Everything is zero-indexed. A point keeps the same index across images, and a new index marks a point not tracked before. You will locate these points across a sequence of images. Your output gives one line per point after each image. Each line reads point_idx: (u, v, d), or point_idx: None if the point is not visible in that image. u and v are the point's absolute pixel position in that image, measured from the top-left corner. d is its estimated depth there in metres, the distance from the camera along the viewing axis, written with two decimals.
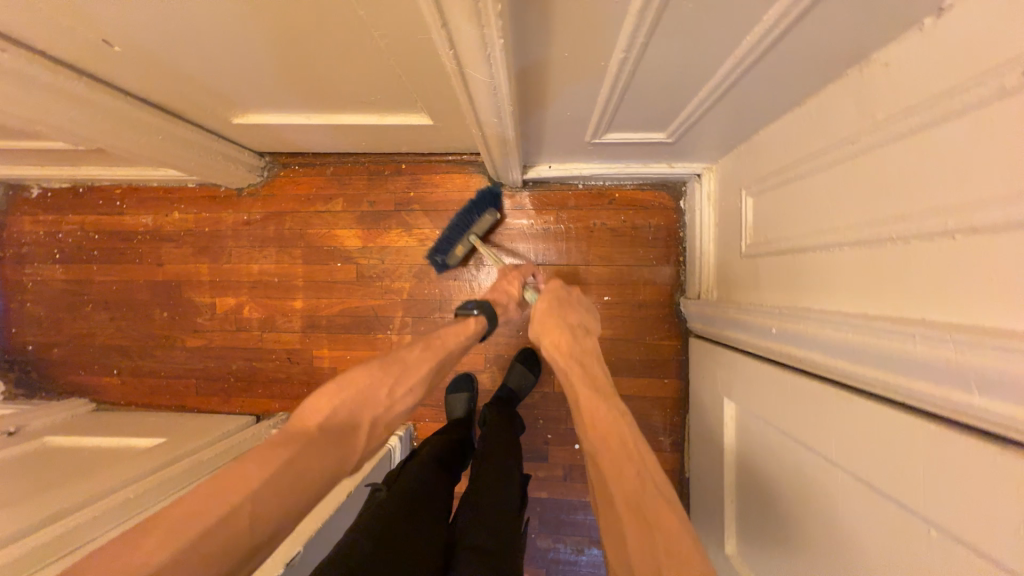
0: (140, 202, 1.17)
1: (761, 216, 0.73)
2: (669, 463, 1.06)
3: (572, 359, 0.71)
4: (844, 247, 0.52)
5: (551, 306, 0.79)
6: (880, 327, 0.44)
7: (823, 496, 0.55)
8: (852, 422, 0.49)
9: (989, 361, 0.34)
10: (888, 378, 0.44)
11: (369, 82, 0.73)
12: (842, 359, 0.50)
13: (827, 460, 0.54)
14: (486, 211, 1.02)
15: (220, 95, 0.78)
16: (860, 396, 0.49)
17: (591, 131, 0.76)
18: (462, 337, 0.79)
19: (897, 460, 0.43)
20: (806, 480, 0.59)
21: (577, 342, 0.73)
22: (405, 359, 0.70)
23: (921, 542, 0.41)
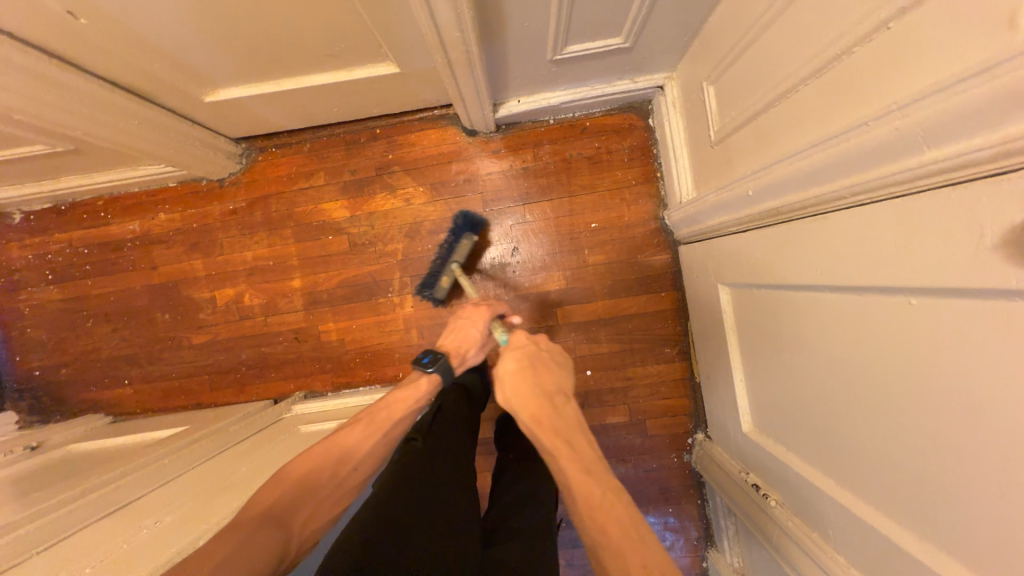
0: (125, 210, 1.18)
1: (723, 99, 0.76)
2: (679, 371, 1.10)
3: (556, 433, 0.63)
4: (800, 87, 0.55)
5: (525, 372, 0.69)
6: (839, 135, 0.47)
7: (821, 326, 0.58)
8: (831, 241, 0.53)
9: (930, 114, 0.37)
10: (856, 180, 0.47)
11: (329, 31, 0.75)
12: (814, 186, 0.53)
13: (814, 288, 0.58)
14: (463, 236, 1.00)
15: (186, 68, 0.79)
16: (834, 213, 0.52)
17: (551, 47, 0.79)
18: (408, 402, 0.79)
19: (874, 250, 0.47)
20: (803, 319, 0.62)
21: (557, 415, 0.65)
22: (345, 441, 0.70)
23: (907, 312, 0.44)
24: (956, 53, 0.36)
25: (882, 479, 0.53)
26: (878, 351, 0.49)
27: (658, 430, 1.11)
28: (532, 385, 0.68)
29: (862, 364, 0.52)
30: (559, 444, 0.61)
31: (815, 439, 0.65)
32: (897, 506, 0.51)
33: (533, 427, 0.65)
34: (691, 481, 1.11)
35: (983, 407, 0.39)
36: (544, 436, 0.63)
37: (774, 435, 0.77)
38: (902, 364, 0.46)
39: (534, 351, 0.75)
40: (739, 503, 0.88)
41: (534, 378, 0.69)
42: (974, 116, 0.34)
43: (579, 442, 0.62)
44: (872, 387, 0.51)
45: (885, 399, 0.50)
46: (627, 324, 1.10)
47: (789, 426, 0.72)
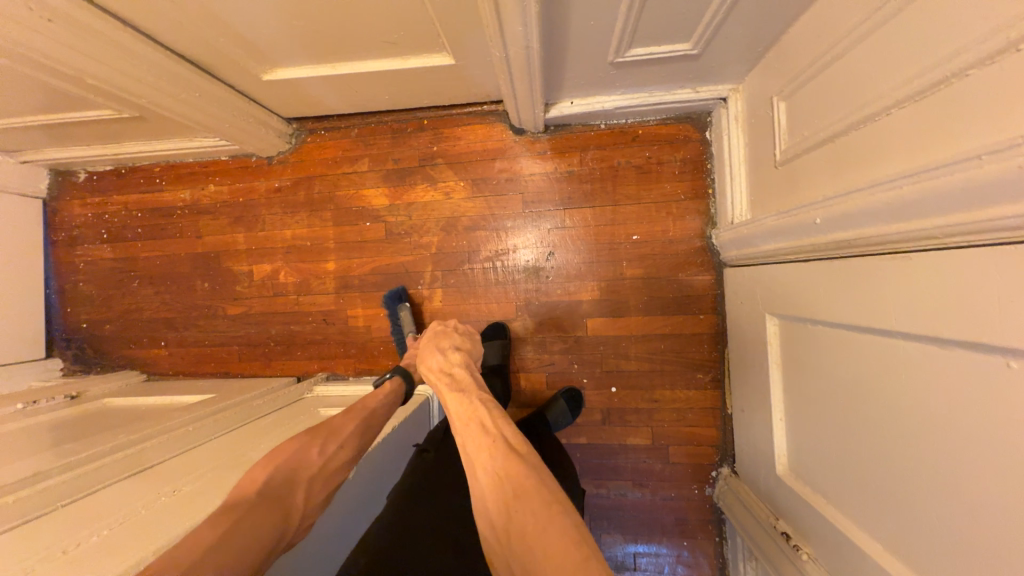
0: (178, 179, 1.23)
1: (795, 117, 0.71)
2: (709, 400, 1.04)
3: (439, 372, 0.75)
4: (892, 110, 0.50)
5: (428, 339, 0.86)
6: (942, 167, 0.42)
7: (879, 370, 0.54)
8: (914, 283, 0.47)
9: None
10: (958, 219, 0.42)
11: (391, 19, 0.75)
12: (900, 221, 0.48)
13: (886, 331, 0.52)
14: (398, 308, 1.10)
15: (249, 46, 0.81)
16: (923, 252, 0.47)
17: (614, 49, 0.75)
18: (378, 397, 0.79)
19: (970, 299, 0.41)
20: (858, 361, 0.58)
21: (441, 358, 0.78)
22: (330, 425, 0.68)
23: (1003, 376, 0.39)
24: None
25: (934, 553, 0.47)
26: (956, 413, 0.44)
27: (681, 458, 1.05)
28: (431, 345, 0.83)
29: (931, 424, 0.46)
30: (442, 378, 0.74)
31: (854, 491, 0.60)
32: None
33: (426, 374, 0.78)
34: (710, 516, 1.05)
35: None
36: (432, 376, 0.76)
37: (812, 483, 0.72)
38: (986, 433, 0.41)
39: (441, 329, 0.90)
40: (764, 549, 0.82)
41: (433, 339, 0.84)
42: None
43: (460, 373, 0.74)
44: (941, 452, 0.45)
45: (956, 467, 0.44)
46: (659, 344, 1.05)
47: (831, 474, 0.66)
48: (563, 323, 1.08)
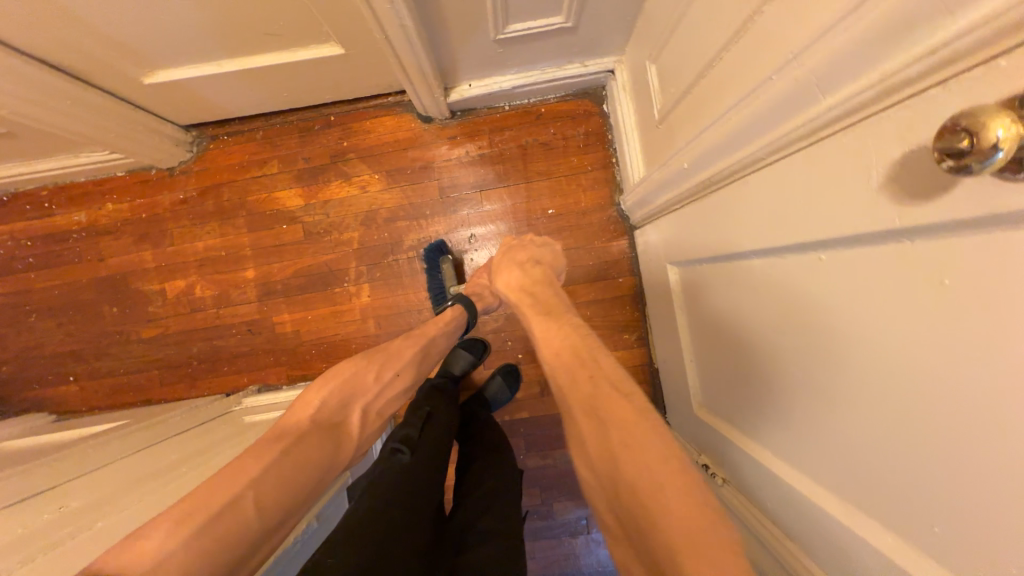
0: (71, 201, 1.15)
1: (664, 77, 0.77)
2: (638, 358, 1.09)
3: (520, 290, 0.73)
4: (725, 51, 0.55)
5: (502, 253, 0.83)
6: (779, 73, 0.43)
7: (787, 296, 0.50)
8: (790, 191, 0.45)
9: (867, 22, 0.33)
10: (799, 118, 0.42)
11: (267, 9, 0.74)
12: (760, 135, 0.48)
13: (747, 255, 0.57)
14: (440, 262, 1.05)
15: (121, 46, 0.78)
16: (781, 162, 0.47)
17: (494, 26, 0.78)
18: (440, 326, 0.79)
19: (789, 206, 0.46)
20: (766, 292, 0.55)
21: (525, 277, 0.75)
22: (388, 350, 0.70)
23: (901, 263, 0.35)
24: None
25: (808, 445, 0.52)
26: (801, 312, 0.48)
27: None
28: (506, 260, 0.80)
29: (789, 328, 0.51)
30: (524, 298, 0.71)
31: (784, 433, 0.56)
32: (821, 471, 0.50)
33: (505, 291, 0.75)
34: None
35: (884, 360, 0.38)
36: (511, 293, 0.73)
37: (722, 412, 0.77)
38: (820, 322, 0.45)
39: (515, 244, 0.87)
40: None
41: (509, 254, 0.81)
42: (853, 60, 0.35)
43: (543, 295, 0.71)
44: (798, 351, 0.50)
45: (807, 362, 0.49)
46: (587, 311, 1.09)
47: (733, 400, 0.71)
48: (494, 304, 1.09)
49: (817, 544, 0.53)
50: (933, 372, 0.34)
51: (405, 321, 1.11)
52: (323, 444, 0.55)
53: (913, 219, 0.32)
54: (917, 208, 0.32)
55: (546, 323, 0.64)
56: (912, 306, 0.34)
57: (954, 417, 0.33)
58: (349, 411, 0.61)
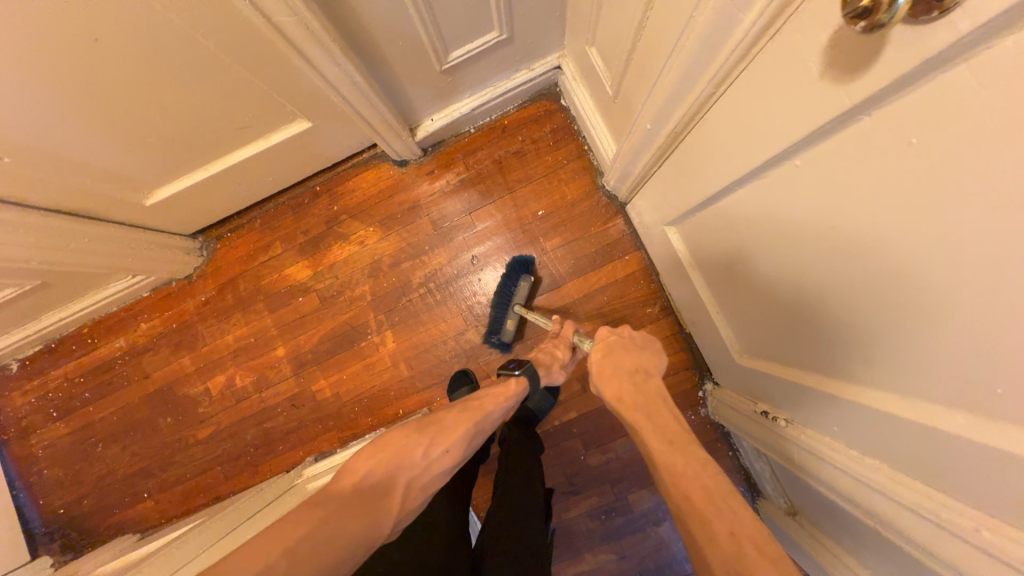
0: (109, 330, 1.23)
1: (606, 55, 0.79)
2: (668, 328, 1.08)
3: (640, 413, 0.64)
4: (649, 9, 0.58)
5: (607, 357, 0.72)
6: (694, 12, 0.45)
7: (779, 215, 0.51)
8: (746, 115, 0.47)
9: None
10: (729, 46, 0.44)
11: (234, 106, 0.81)
12: (703, 75, 0.50)
13: (734, 184, 0.56)
14: (520, 278, 1.06)
15: (120, 176, 0.86)
16: (731, 91, 0.48)
17: (436, 59, 0.83)
18: (502, 399, 0.74)
19: (754, 126, 0.46)
20: (758, 218, 0.55)
21: (640, 395, 0.66)
22: (445, 421, 0.67)
23: (865, 138, 0.35)
24: None
25: (856, 354, 0.50)
26: (803, 223, 0.47)
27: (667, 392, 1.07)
28: (613, 367, 0.70)
29: (798, 244, 0.50)
30: (644, 422, 0.63)
31: (826, 349, 0.55)
32: (874, 373, 0.49)
33: (621, 410, 0.67)
34: (716, 435, 1.06)
35: (901, 245, 0.37)
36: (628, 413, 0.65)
37: (762, 352, 0.75)
38: (825, 227, 0.44)
39: (613, 338, 0.76)
40: (759, 438, 0.84)
41: (612, 362, 0.71)
42: None
43: (666, 417, 0.63)
44: (814, 263, 0.49)
45: (825, 269, 0.47)
46: (603, 297, 1.09)
47: (770, 336, 0.69)
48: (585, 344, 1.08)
49: (893, 451, 0.50)
50: (950, 240, 0.33)
51: (433, 355, 1.14)
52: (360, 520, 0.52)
53: (862, 91, 0.33)
54: (857, 82, 0.33)
55: (671, 447, 0.58)
56: (909, 182, 0.33)
57: (973, 275, 0.32)
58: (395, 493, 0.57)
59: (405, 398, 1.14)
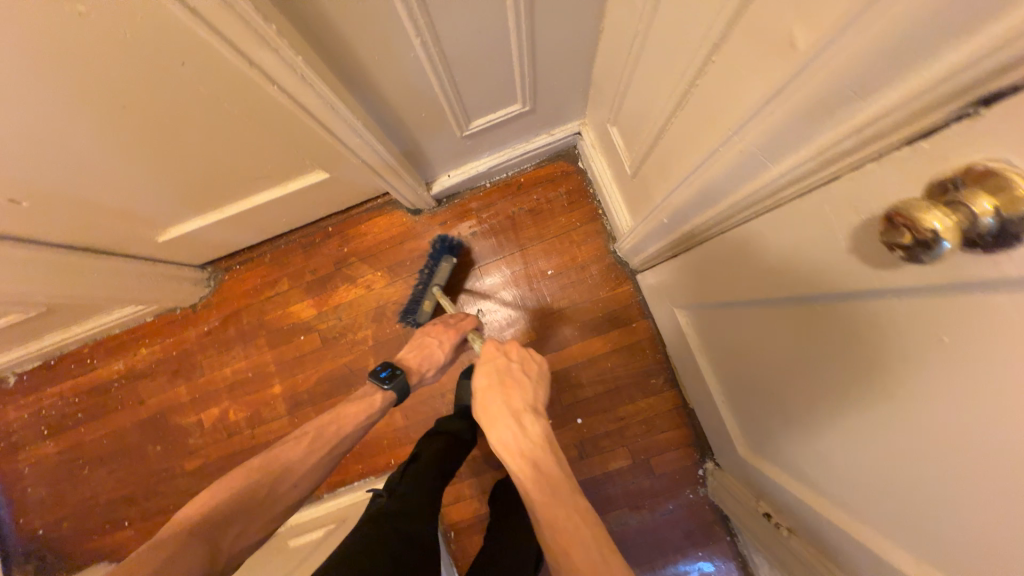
0: (109, 352, 1.23)
1: (627, 137, 0.79)
2: (670, 401, 1.06)
3: (519, 457, 0.62)
4: (673, 117, 0.58)
5: (494, 386, 0.70)
6: (717, 149, 0.46)
7: (790, 342, 0.50)
8: (763, 251, 0.47)
9: (770, 116, 0.36)
10: (750, 187, 0.44)
11: (253, 159, 0.81)
12: (724, 199, 0.50)
13: (760, 300, 0.52)
14: (442, 259, 1.02)
15: (137, 217, 0.86)
16: (747, 221, 0.48)
17: (457, 126, 0.83)
18: (364, 414, 0.78)
19: (774, 261, 0.45)
20: (769, 337, 0.54)
21: (520, 434, 0.65)
22: (290, 456, 0.70)
23: (886, 313, 0.34)
24: (764, 69, 0.37)
25: (864, 496, 0.48)
26: (844, 369, 0.42)
27: (666, 466, 1.04)
28: (500, 407, 0.68)
29: (824, 380, 0.46)
30: (524, 464, 0.61)
31: (835, 479, 0.53)
32: (922, 550, 0.41)
33: (499, 451, 0.64)
34: (715, 517, 1.02)
35: (931, 425, 0.34)
36: (511, 459, 0.63)
37: (768, 456, 0.72)
38: (873, 383, 0.39)
39: (506, 377, 0.73)
40: (761, 537, 0.81)
41: (501, 400, 0.69)
42: (774, 144, 0.37)
43: (544, 460, 0.62)
44: (852, 411, 0.43)
45: (868, 423, 0.42)
46: (606, 363, 1.07)
47: (776, 444, 0.67)
48: None
49: None
50: (992, 443, 0.30)
51: (430, 407, 1.12)
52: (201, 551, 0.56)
53: (892, 280, 0.31)
54: (883, 272, 0.32)
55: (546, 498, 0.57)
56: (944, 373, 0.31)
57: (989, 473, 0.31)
58: (237, 528, 0.61)
59: (398, 448, 1.12)
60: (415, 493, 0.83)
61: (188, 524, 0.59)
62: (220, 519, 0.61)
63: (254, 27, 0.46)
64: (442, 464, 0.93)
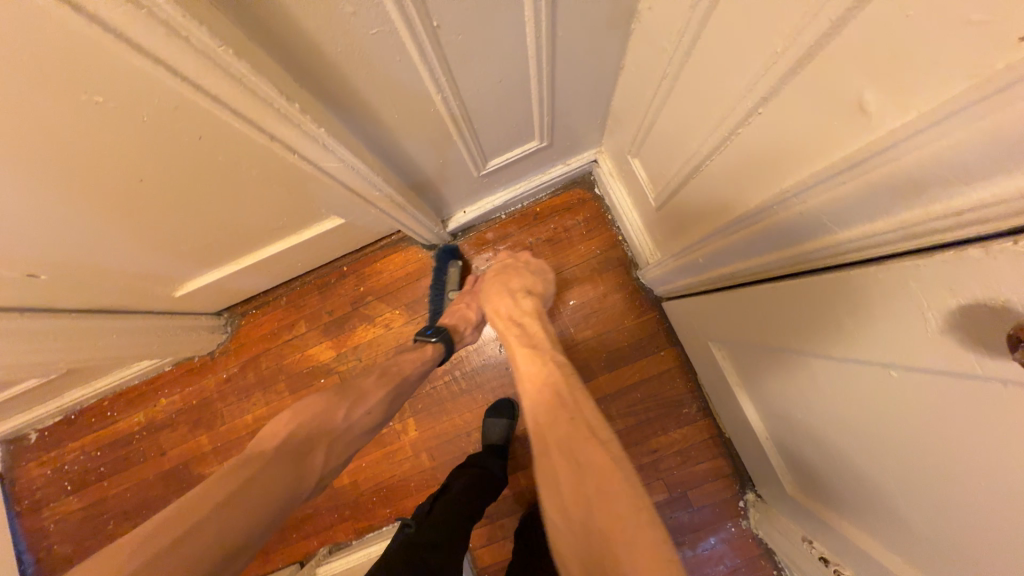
0: (129, 404, 1.22)
1: (651, 171, 0.77)
2: (704, 430, 1.02)
3: (510, 319, 0.78)
4: (708, 162, 0.55)
5: (496, 279, 0.88)
6: (775, 204, 0.44)
7: (854, 401, 0.46)
8: (824, 308, 0.43)
9: (848, 184, 0.34)
10: (813, 246, 0.42)
11: (269, 215, 0.79)
12: (778, 251, 0.48)
13: (817, 355, 0.49)
14: (449, 264, 1.08)
15: (155, 276, 0.85)
16: (803, 276, 0.45)
17: (474, 167, 0.81)
18: (419, 361, 0.77)
19: (840, 325, 0.42)
20: (827, 391, 0.51)
21: (515, 307, 0.80)
22: (362, 386, 0.67)
23: (988, 401, 0.31)
24: (833, 133, 0.35)
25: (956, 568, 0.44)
26: (930, 440, 0.38)
27: (705, 499, 1.01)
28: (501, 286, 0.85)
29: (900, 447, 0.43)
30: (511, 326, 0.77)
31: (913, 541, 0.49)
32: None
33: (496, 319, 0.81)
34: (760, 551, 0.97)
35: None
36: (499, 321, 0.80)
37: (822, 500, 0.68)
38: (970, 462, 0.35)
39: (511, 263, 0.95)
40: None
41: (503, 282, 0.86)
42: (852, 211, 0.35)
43: (530, 327, 0.76)
44: (943, 483, 0.39)
45: (968, 505, 0.38)
46: (636, 393, 1.04)
47: (837, 495, 0.63)
48: None
49: None
50: None
51: (457, 447, 1.09)
52: (288, 472, 0.53)
53: (999, 372, 0.28)
54: (993, 363, 0.28)
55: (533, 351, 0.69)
56: None
57: None
58: (319, 454, 0.57)
59: (426, 490, 1.09)
60: (451, 518, 0.82)
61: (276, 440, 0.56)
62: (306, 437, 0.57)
63: (272, 102, 0.44)
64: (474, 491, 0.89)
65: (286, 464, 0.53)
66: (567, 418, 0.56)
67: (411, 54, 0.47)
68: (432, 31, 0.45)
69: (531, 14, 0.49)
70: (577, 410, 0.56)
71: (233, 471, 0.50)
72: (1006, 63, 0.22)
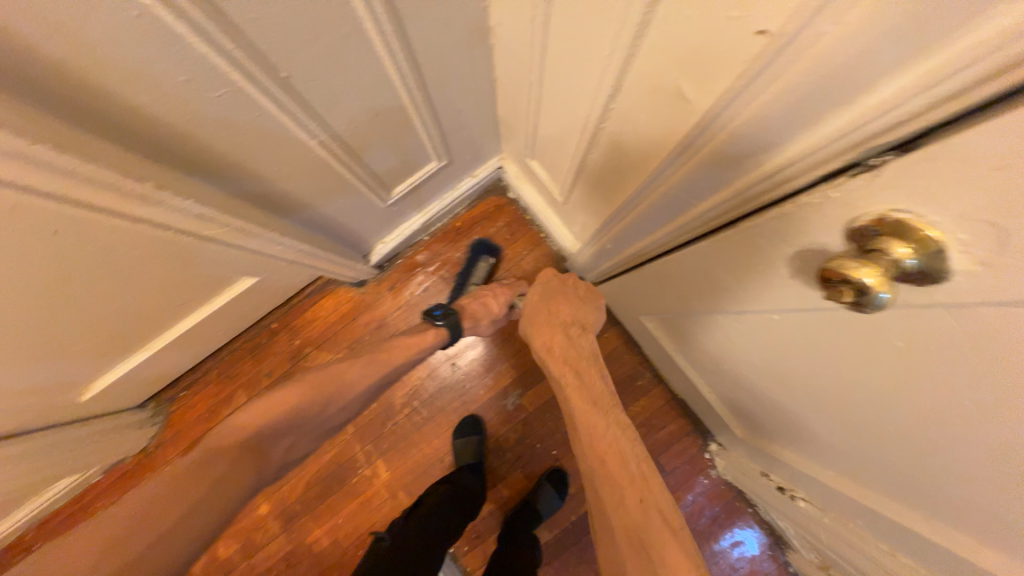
0: (58, 531, 1.08)
1: (549, 169, 0.80)
2: (659, 396, 1.08)
3: (565, 364, 0.62)
4: (587, 154, 0.59)
5: (541, 302, 0.71)
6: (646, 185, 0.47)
7: (757, 346, 0.51)
8: (708, 271, 0.47)
9: (689, 160, 0.37)
10: (683, 218, 0.46)
11: (169, 293, 0.74)
12: (661, 226, 0.52)
13: (719, 312, 0.53)
14: (479, 258, 1.07)
15: (54, 387, 0.77)
16: (683, 245, 0.50)
17: (379, 198, 0.80)
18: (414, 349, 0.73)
19: (723, 283, 0.46)
20: (736, 341, 0.56)
21: (571, 346, 0.64)
22: (343, 376, 0.67)
23: (841, 324, 0.35)
24: (666, 119, 0.39)
25: (871, 471, 0.49)
26: (816, 367, 0.43)
27: (675, 459, 1.06)
28: (547, 315, 0.68)
29: (800, 377, 0.47)
30: (568, 373, 0.62)
31: (836, 456, 0.55)
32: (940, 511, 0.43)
33: (546, 358, 0.65)
34: (733, 493, 1.04)
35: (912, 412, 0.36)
36: (552, 364, 0.64)
37: (764, 436, 0.74)
38: (848, 379, 0.40)
39: (555, 285, 0.75)
40: (781, 507, 0.83)
41: (550, 311, 0.69)
42: (701, 184, 0.39)
43: (591, 377, 0.61)
44: (837, 400, 0.44)
45: (858, 415, 0.43)
46: None
47: (772, 429, 0.68)
48: (520, 400, 1.09)
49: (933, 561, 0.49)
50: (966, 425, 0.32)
51: (432, 476, 1.07)
52: (252, 466, 0.56)
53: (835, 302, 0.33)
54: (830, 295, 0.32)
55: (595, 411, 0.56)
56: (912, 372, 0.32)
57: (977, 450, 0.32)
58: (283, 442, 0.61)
59: None
60: (422, 532, 0.81)
61: (246, 426, 0.57)
62: (267, 429, 0.59)
63: (122, 186, 0.42)
64: (448, 502, 0.89)
65: (253, 457, 0.56)
66: (638, 501, 0.49)
67: (267, 107, 0.46)
68: (280, 82, 0.44)
69: (381, 48, 0.49)
70: (646, 488, 0.49)
71: (202, 470, 0.52)
72: (754, 49, 0.26)
